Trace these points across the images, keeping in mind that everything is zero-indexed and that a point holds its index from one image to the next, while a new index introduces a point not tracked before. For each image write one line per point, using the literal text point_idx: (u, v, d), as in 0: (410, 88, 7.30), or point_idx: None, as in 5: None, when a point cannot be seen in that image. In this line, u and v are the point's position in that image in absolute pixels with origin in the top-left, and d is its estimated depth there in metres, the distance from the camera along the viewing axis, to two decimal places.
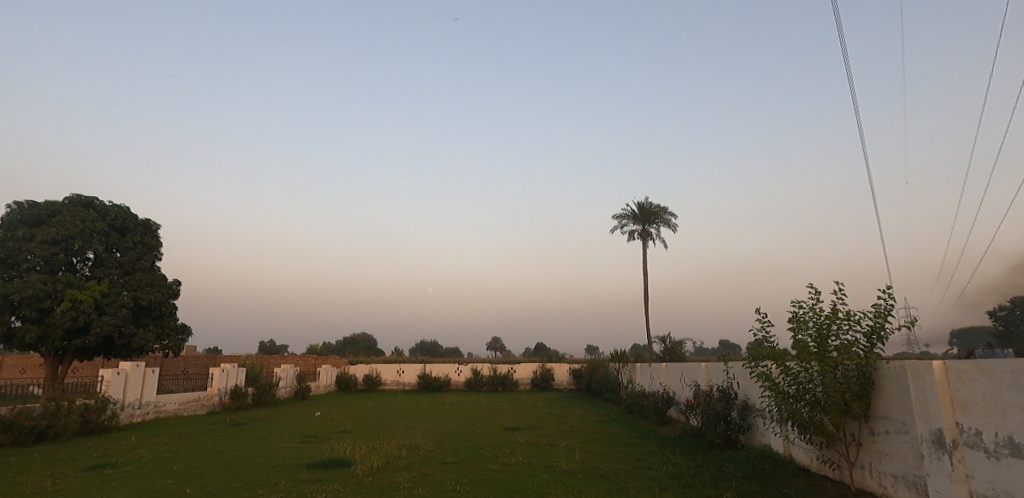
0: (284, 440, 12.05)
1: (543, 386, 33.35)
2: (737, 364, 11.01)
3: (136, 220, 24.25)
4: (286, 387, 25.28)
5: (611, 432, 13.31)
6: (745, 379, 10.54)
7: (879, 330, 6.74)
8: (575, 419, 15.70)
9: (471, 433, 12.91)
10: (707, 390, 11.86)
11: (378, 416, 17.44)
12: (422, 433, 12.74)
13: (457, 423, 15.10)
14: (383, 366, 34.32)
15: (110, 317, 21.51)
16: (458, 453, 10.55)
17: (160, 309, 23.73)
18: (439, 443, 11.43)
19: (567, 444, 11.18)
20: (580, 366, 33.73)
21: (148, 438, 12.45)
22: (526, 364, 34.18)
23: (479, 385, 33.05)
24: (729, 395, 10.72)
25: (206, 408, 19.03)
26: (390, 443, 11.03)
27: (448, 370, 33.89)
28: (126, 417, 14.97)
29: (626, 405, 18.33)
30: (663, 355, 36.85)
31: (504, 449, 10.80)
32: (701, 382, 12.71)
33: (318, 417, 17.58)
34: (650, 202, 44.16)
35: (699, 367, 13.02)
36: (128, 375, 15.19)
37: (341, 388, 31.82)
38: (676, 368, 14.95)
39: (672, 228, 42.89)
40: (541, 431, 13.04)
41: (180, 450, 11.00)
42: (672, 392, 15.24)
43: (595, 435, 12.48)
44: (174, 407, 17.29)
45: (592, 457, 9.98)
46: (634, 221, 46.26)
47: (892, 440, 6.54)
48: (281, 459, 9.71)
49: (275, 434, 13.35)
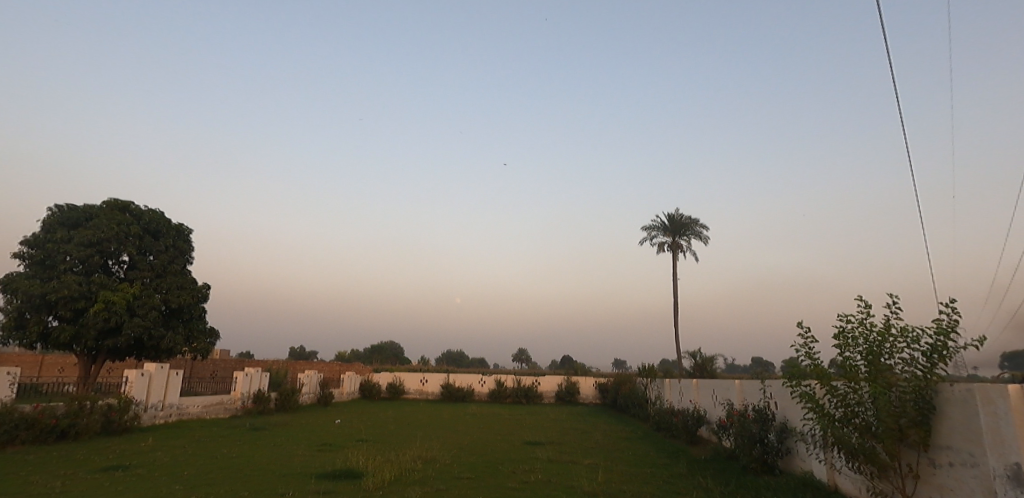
0: (302, 448, 11.79)
1: (567, 400, 32.65)
2: (775, 383, 10.31)
3: (170, 224, 24.60)
4: (309, 393, 25.24)
5: (638, 450, 12.65)
6: (784, 399, 9.83)
7: (941, 350, 6.07)
8: (600, 436, 15.07)
9: (492, 447, 12.41)
10: (742, 410, 11.15)
11: (398, 426, 17.11)
12: (441, 446, 12.31)
13: (477, 436, 14.63)
14: (407, 374, 34.14)
15: (141, 319, 21.73)
16: (476, 468, 10.06)
17: (190, 312, 23.94)
18: (457, 457, 10.98)
19: (590, 463, 10.58)
20: (607, 380, 32.93)
21: (167, 440, 12.36)
22: (551, 377, 33.55)
23: (502, 396, 32.55)
24: (766, 416, 10.02)
25: (229, 412, 18.99)
26: (407, 455, 10.65)
27: (472, 381, 33.51)
28: (149, 418, 14.96)
29: (654, 422, 17.59)
30: (693, 371, 35.76)
31: (524, 466, 10.28)
32: (735, 401, 11.99)
33: (338, 425, 17.35)
34: (681, 213, 43.27)
35: (733, 384, 12.30)
36: (152, 377, 15.18)
37: (364, 396, 31.71)
38: (708, 385, 14.22)
39: (703, 240, 41.83)
40: (564, 448, 12.46)
41: (196, 454, 10.84)
42: (703, 410, 14.53)
43: (621, 454, 11.87)
44: (197, 410, 17.27)
45: (617, 478, 9.37)
46: (664, 233, 45.30)
47: (957, 474, 5.89)
48: (294, 468, 9.41)
49: (293, 440, 13.12)
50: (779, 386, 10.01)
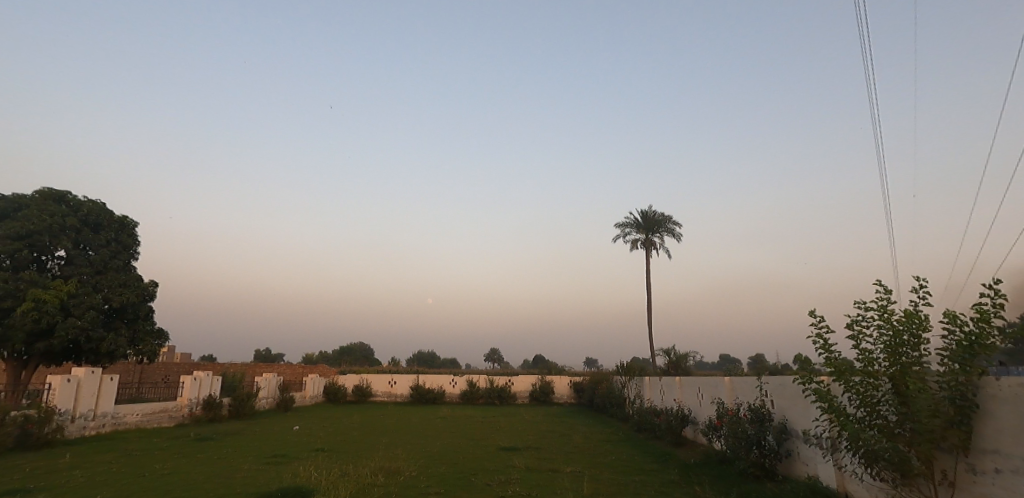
0: (248, 461, 10.48)
1: (542, 401, 31.68)
2: (772, 379, 9.47)
3: (112, 216, 22.64)
4: (268, 397, 23.64)
5: (622, 455, 11.66)
6: (783, 397, 9.01)
7: (983, 338, 5.15)
8: (579, 439, 14.08)
9: (464, 455, 11.30)
10: (733, 410, 10.31)
11: (361, 432, 15.84)
12: (408, 455, 11.14)
13: (448, 442, 13.50)
14: (375, 376, 32.69)
15: (77, 319, 19.85)
16: (444, 480, 8.92)
17: (134, 312, 22.08)
18: (424, 468, 9.81)
19: (572, 472, 9.52)
20: (582, 379, 32.09)
21: (92, 455, 10.89)
22: (525, 377, 32.54)
23: (475, 398, 31.39)
24: (763, 415, 9.16)
25: (174, 420, 17.36)
26: (365, 467, 9.43)
27: (443, 382, 32.21)
28: (76, 430, 13.36)
29: (635, 422, 16.73)
30: (668, 368, 35.21)
31: (498, 477, 9.18)
32: (725, 400, 11.17)
33: (295, 432, 15.98)
34: (653, 210, 42.89)
35: (722, 381, 11.45)
36: (81, 383, 13.56)
37: (329, 399, 30.17)
38: (693, 382, 13.41)
39: (676, 236, 41.45)
40: (542, 454, 11.43)
41: (121, 472, 9.45)
42: (687, 409, 13.72)
43: (604, 460, 10.88)
44: (136, 419, 15.65)
45: (603, 490, 8.24)
46: (638, 229, 44.78)
47: (1009, 483, 5.14)
48: (231, 486, 8.15)
49: (240, 452, 11.77)
50: (778, 382, 9.17)
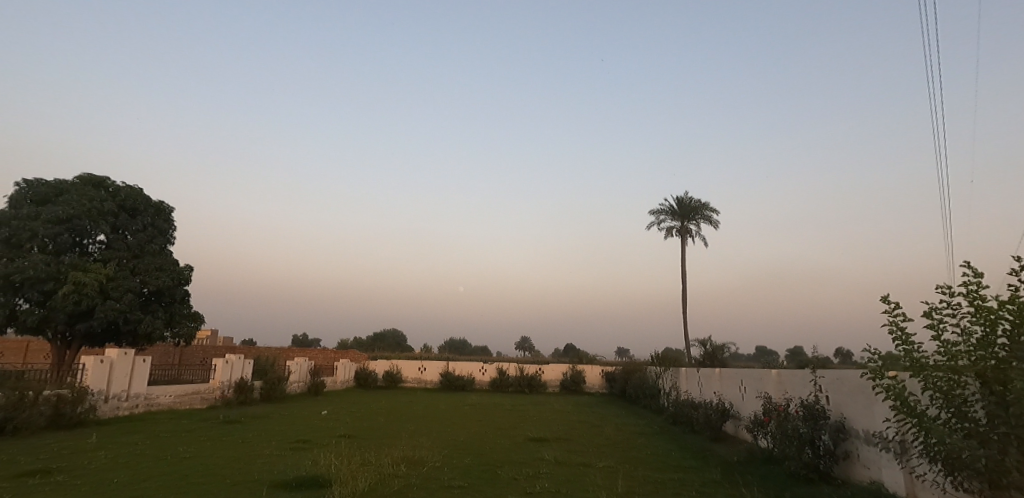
0: (271, 446, 10.23)
1: (572, 390, 31.15)
2: (828, 373, 8.67)
3: (149, 201, 22.88)
4: (298, 381, 23.72)
5: (657, 450, 11.03)
6: (841, 393, 8.24)
7: None
8: (611, 432, 13.49)
9: (491, 446, 10.85)
10: (781, 406, 9.58)
11: (389, 419, 15.61)
12: (433, 444, 10.75)
13: (475, 431, 13.09)
14: (405, 362, 32.67)
15: (115, 302, 20.13)
16: (470, 473, 8.44)
17: (170, 295, 22.33)
18: (450, 458, 9.37)
19: (605, 467, 8.92)
20: (614, 368, 31.41)
21: (119, 436, 10.84)
22: (555, 365, 32.04)
23: (504, 385, 31.06)
24: (817, 412, 8.41)
25: (206, 402, 17.45)
26: (388, 456, 9.05)
27: (472, 369, 31.96)
28: (109, 410, 13.43)
29: (670, 415, 16.06)
30: (702, 360, 34.19)
31: (527, 470, 8.67)
32: (771, 394, 10.41)
33: (323, 417, 15.84)
34: (689, 197, 41.59)
35: (769, 374, 10.68)
36: (113, 364, 13.61)
37: (360, 384, 30.29)
38: (735, 375, 12.65)
39: (713, 224, 40.17)
40: (573, 446, 10.88)
41: (143, 454, 9.28)
42: (728, 402, 13.00)
43: (639, 455, 10.27)
44: (168, 400, 15.73)
45: (639, 488, 7.58)
46: (673, 217, 43.53)
47: None
48: (251, 473, 7.85)
49: (265, 436, 11.59)
50: (835, 376, 8.38)
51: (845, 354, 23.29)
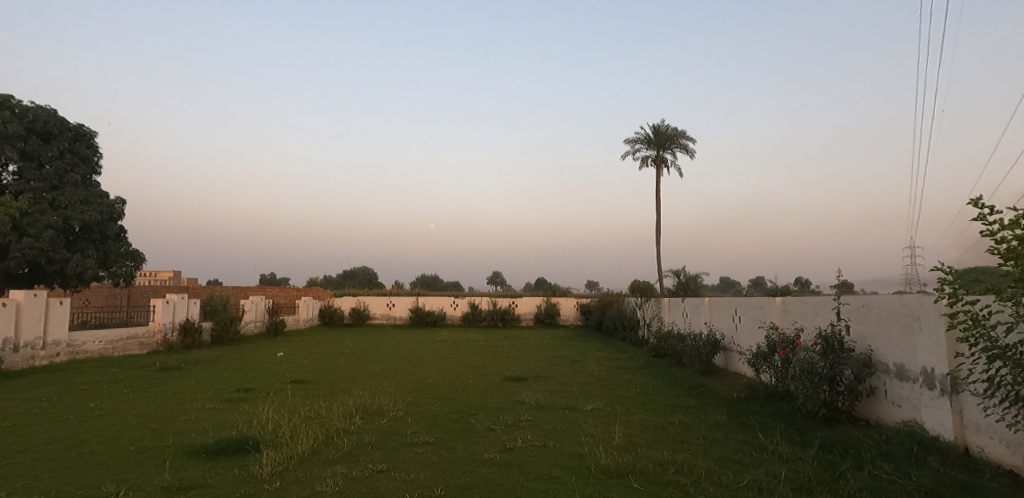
0: (204, 398, 8.72)
1: (547, 322, 30.39)
2: (852, 299, 7.47)
3: (65, 124, 20.20)
4: (255, 321, 22.07)
5: (645, 387, 9.91)
6: (869, 322, 7.08)
7: None
8: (594, 367, 12.40)
9: (462, 389, 9.57)
10: (791, 337, 8.44)
11: (351, 360, 14.23)
12: (396, 390, 9.40)
13: (444, 371, 11.82)
14: (372, 298, 31.28)
15: (34, 240, 17.93)
16: (438, 425, 7.06)
17: (101, 231, 20.12)
18: (415, 407, 8.02)
19: (595, 411, 7.68)
20: (589, 300, 30.64)
21: (20, 392, 9.15)
22: (529, 298, 31.08)
23: (477, 319, 30.06)
24: (838, 345, 7.22)
25: (146, 347, 15.74)
26: (340, 406, 7.63)
27: (443, 304, 30.81)
28: (21, 360, 11.72)
29: (653, 347, 15.13)
30: (676, 290, 33.77)
31: (505, 418, 7.39)
32: (775, 323, 9.29)
33: (276, 359, 14.35)
34: (666, 123, 39.92)
35: (772, 302, 9.55)
36: (20, 309, 11.76)
37: (326, 322, 28.87)
38: (728, 303, 11.56)
39: (689, 153, 38.82)
40: (554, 386, 9.68)
41: (39, 415, 7.65)
42: (719, 334, 11.99)
43: (629, 394, 9.10)
44: (98, 347, 14.02)
45: (641, 438, 6.32)
46: (649, 146, 41.96)
47: None
48: (163, 436, 6.34)
49: (201, 385, 10.06)
50: (864, 302, 7.18)
51: (808, 280, 22.07)
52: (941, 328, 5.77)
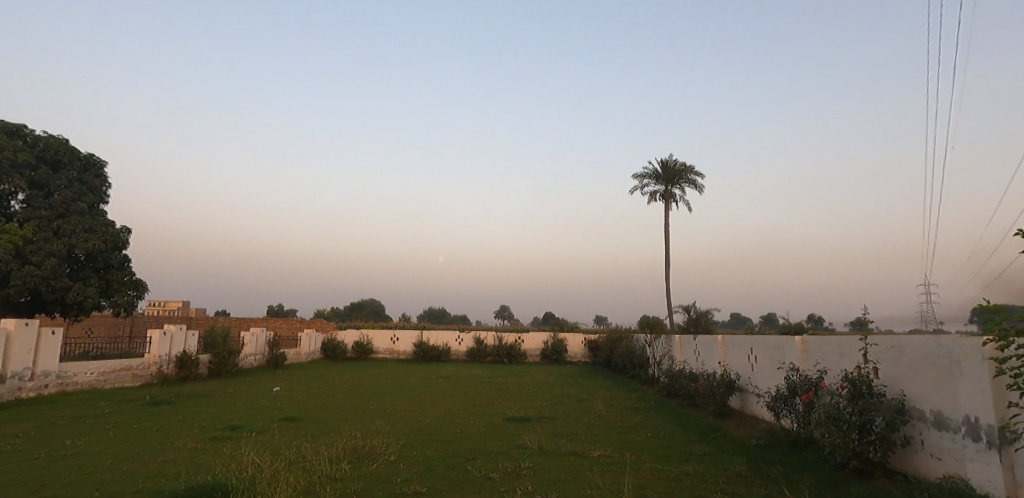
0: (188, 437, 8.22)
1: (553, 359, 29.65)
2: (880, 339, 6.93)
3: (75, 154, 20.27)
4: (255, 354, 21.58)
5: (657, 431, 9.30)
6: (901, 365, 6.53)
7: None
8: (602, 408, 11.77)
9: (462, 430, 9.01)
10: (814, 380, 7.87)
11: (348, 396, 13.68)
12: (392, 430, 8.85)
13: (444, 410, 11.25)
14: (376, 331, 30.75)
15: (35, 267, 17.73)
16: (431, 471, 6.51)
17: (105, 260, 19.91)
18: (410, 450, 7.47)
19: (602, 458, 7.12)
20: (597, 336, 29.93)
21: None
22: (536, 334, 30.41)
23: (482, 355, 29.39)
24: (867, 389, 6.65)
25: (140, 380, 15.28)
26: (330, 449, 7.11)
27: (448, 338, 30.20)
28: (8, 392, 11.30)
29: (664, 387, 14.48)
30: (686, 327, 32.99)
31: (505, 464, 6.83)
32: (795, 364, 8.72)
33: (272, 394, 13.82)
34: (674, 159, 39.81)
35: (792, 340, 9.00)
36: (10, 338, 11.41)
37: (328, 356, 28.32)
38: (743, 342, 11.00)
39: (698, 188, 38.56)
40: (559, 429, 9.09)
41: (10, 453, 7.18)
42: (734, 374, 11.39)
43: (639, 439, 8.51)
44: (89, 379, 13.58)
45: (653, 491, 5.75)
46: (657, 181, 41.78)
47: None
48: (134, 480, 5.85)
49: (188, 422, 9.56)
50: (894, 343, 6.65)
51: (821, 318, 21.42)
52: (985, 373, 5.23)
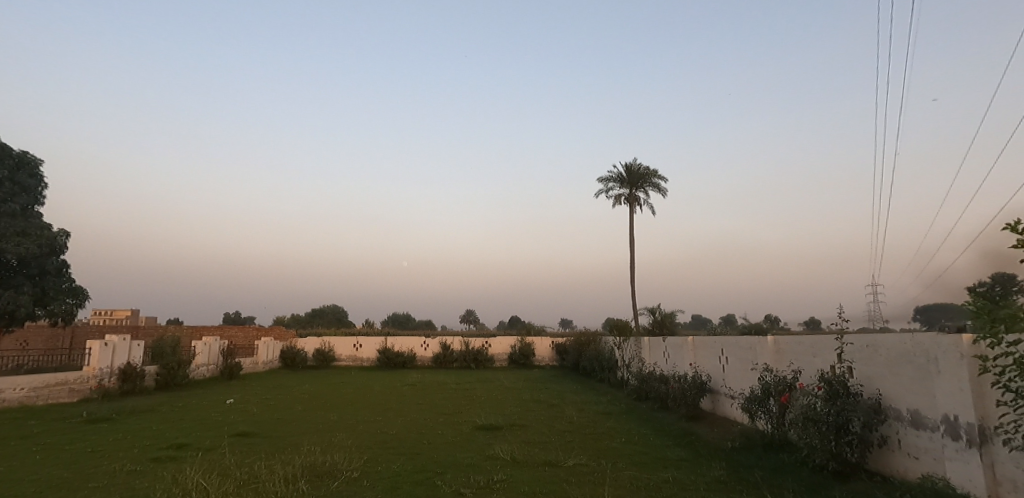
0: (127, 458, 7.52)
1: (521, 364, 29.32)
2: (854, 337, 6.83)
3: (7, 152, 18.92)
4: (208, 365, 20.50)
5: (631, 437, 9.04)
6: (876, 363, 6.42)
7: None
8: (573, 413, 11.46)
9: (429, 441, 8.55)
10: (787, 380, 7.73)
11: (308, 407, 12.98)
12: (354, 443, 8.32)
13: (409, 420, 10.75)
14: (338, 338, 29.82)
15: None
16: (397, 489, 6.03)
17: (40, 266, 18.62)
18: (373, 465, 6.98)
19: (578, 467, 6.80)
20: (565, 339, 29.74)
21: None
22: (503, 338, 30.03)
23: (448, 361, 28.83)
24: (843, 388, 6.52)
25: (78, 395, 14.22)
26: (286, 467, 6.56)
27: (413, 345, 29.52)
28: None
29: (634, 390, 14.31)
30: (652, 329, 33.17)
31: (476, 477, 6.43)
32: (768, 365, 8.60)
33: (225, 407, 13.03)
34: (638, 163, 40.13)
35: (764, 340, 8.88)
36: None
37: (287, 365, 27.29)
38: (714, 343, 10.86)
39: (662, 192, 38.92)
40: (530, 436, 8.73)
41: None
42: (705, 375, 11.26)
43: (613, 445, 8.21)
44: (19, 395, 12.52)
45: None
46: (621, 185, 42.05)
47: None
48: None
49: (128, 441, 8.80)
50: (868, 341, 6.54)
51: (782, 319, 21.87)
52: (963, 371, 5.11)
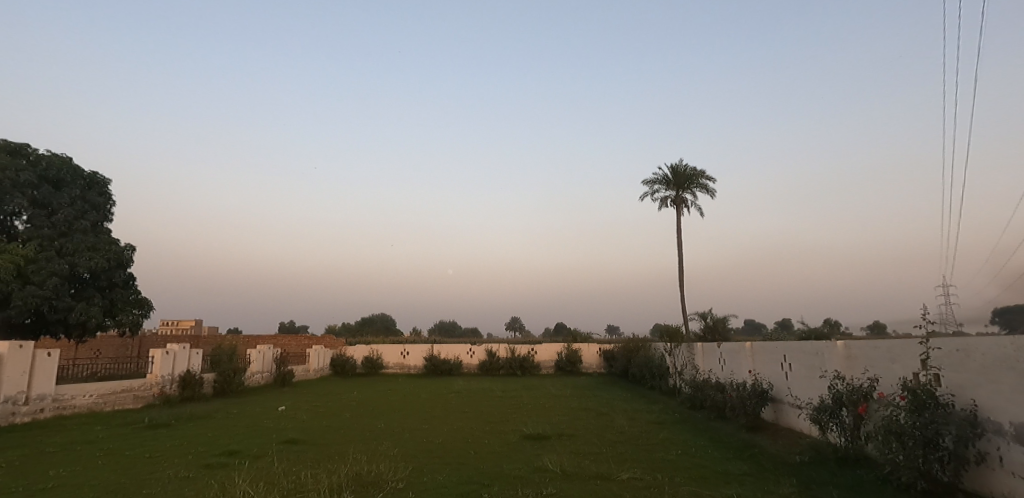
0: (181, 464, 7.62)
1: (568, 371, 28.86)
2: (940, 341, 6.22)
3: (78, 172, 19.99)
4: (262, 372, 21.01)
5: (688, 448, 8.57)
6: (969, 370, 5.80)
7: None
8: (624, 423, 11.04)
9: (477, 450, 8.35)
10: (863, 389, 7.14)
11: (356, 414, 13.03)
12: (401, 452, 8.21)
13: (457, 428, 10.60)
14: (386, 346, 30.15)
15: (37, 288, 17.38)
16: None
17: (108, 278, 19.54)
18: (420, 475, 6.81)
19: (633, 481, 6.43)
20: (612, 346, 29.10)
21: None
22: (549, 345, 29.66)
23: (495, 368, 28.68)
24: (930, 398, 5.93)
25: (142, 401, 14.75)
26: (332, 476, 6.47)
27: (459, 352, 29.51)
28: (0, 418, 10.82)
29: (687, 398, 13.73)
30: (703, 335, 32.09)
31: (526, 490, 6.17)
32: (839, 372, 7.99)
33: (277, 414, 13.22)
34: (685, 164, 39.10)
35: (832, 346, 8.28)
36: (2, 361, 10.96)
37: (338, 372, 27.74)
38: (776, 349, 10.25)
39: (710, 192, 37.73)
40: (581, 447, 8.40)
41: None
42: (766, 383, 10.64)
43: (669, 458, 7.79)
44: (88, 401, 13.07)
45: None
46: (668, 187, 41.05)
47: None
48: None
49: (184, 447, 8.97)
50: (959, 345, 5.93)
51: (842, 324, 20.76)
52: None
